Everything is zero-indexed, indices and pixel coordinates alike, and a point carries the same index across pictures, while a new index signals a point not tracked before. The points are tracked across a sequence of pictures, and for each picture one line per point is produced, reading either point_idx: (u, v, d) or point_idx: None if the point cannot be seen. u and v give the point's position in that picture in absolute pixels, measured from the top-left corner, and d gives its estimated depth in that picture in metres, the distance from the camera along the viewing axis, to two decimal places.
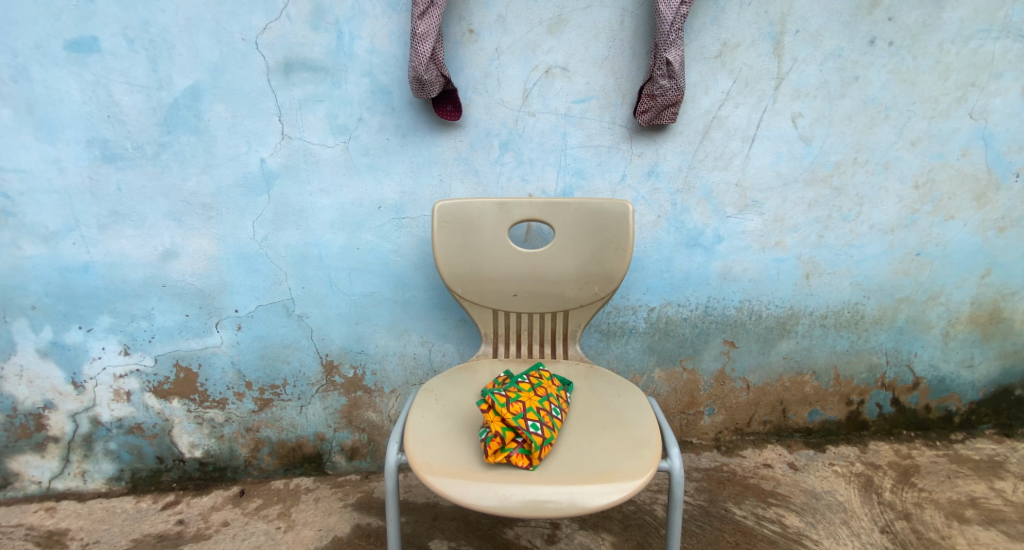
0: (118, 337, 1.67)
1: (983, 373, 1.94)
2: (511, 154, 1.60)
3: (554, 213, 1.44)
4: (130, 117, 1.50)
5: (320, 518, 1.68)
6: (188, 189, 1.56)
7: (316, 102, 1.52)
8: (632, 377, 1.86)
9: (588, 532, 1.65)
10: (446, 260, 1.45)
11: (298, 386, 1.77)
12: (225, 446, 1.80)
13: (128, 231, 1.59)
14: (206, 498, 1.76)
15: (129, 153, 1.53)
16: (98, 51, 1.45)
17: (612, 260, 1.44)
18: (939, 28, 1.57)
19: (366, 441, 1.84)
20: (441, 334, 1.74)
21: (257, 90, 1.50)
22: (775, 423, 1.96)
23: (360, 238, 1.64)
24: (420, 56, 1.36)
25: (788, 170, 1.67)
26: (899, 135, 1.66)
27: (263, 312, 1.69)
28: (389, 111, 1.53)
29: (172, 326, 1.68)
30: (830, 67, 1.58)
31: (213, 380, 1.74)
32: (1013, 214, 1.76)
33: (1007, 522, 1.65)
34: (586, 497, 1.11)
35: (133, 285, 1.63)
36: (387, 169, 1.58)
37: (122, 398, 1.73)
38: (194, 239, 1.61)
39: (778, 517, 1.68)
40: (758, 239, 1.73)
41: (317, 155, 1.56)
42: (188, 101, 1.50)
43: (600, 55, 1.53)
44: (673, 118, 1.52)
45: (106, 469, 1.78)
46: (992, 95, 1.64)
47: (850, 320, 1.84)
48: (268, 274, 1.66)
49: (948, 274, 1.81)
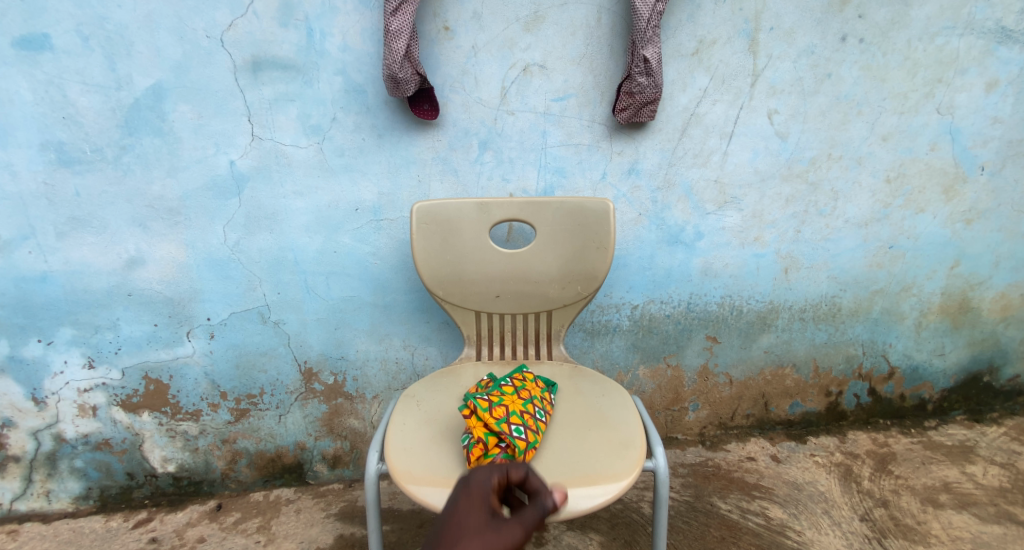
0: (81, 350, 1.60)
1: (953, 361, 1.99)
2: (491, 153, 1.57)
3: (535, 212, 1.42)
4: (88, 118, 1.43)
5: (303, 530, 1.64)
6: (153, 193, 1.50)
7: (286, 101, 1.47)
8: (617, 375, 1.86)
9: (576, 533, 1.64)
10: (425, 263, 1.42)
11: (276, 395, 1.72)
12: (200, 459, 1.74)
13: (89, 238, 1.51)
14: (180, 514, 1.70)
15: (87, 156, 1.45)
16: (50, 49, 1.38)
17: (595, 259, 1.43)
18: (908, 25, 1.60)
19: (349, 449, 1.80)
20: (423, 337, 1.71)
21: (224, 90, 1.45)
22: (757, 416, 1.98)
23: (337, 241, 1.59)
24: (395, 54, 1.32)
25: (765, 166, 1.68)
26: (871, 131, 1.68)
27: (237, 320, 1.63)
28: (364, 109, 1.49)
29: (140, 337, 1.61)
30: (804, 64, 1.60)
31: (185, 391, 1.68)
32: (980, 206, 1.80)
33: (978, 505, 1.69)
34: (571, 501, 1.09)
35: (96, 294, 1.56)
36: (363, 170, 1.54)
37: (87, 413, 1.65)
38: (161, 245, 1.54)
39: (762, 510, 1.70)
40: (738, 235, 1.74)
41: (290, 156, 1.51)
42: (151, 101, 1.44)
43: (578, 53, 1.51)
44: (652, 115, 1.51)
45: (73, 488, 1.70)
46: (958, 90, 1.67)
47: (828, 313, 1.87)
48: (241, 280, 1.60)
49: (919, 266, 1.85)
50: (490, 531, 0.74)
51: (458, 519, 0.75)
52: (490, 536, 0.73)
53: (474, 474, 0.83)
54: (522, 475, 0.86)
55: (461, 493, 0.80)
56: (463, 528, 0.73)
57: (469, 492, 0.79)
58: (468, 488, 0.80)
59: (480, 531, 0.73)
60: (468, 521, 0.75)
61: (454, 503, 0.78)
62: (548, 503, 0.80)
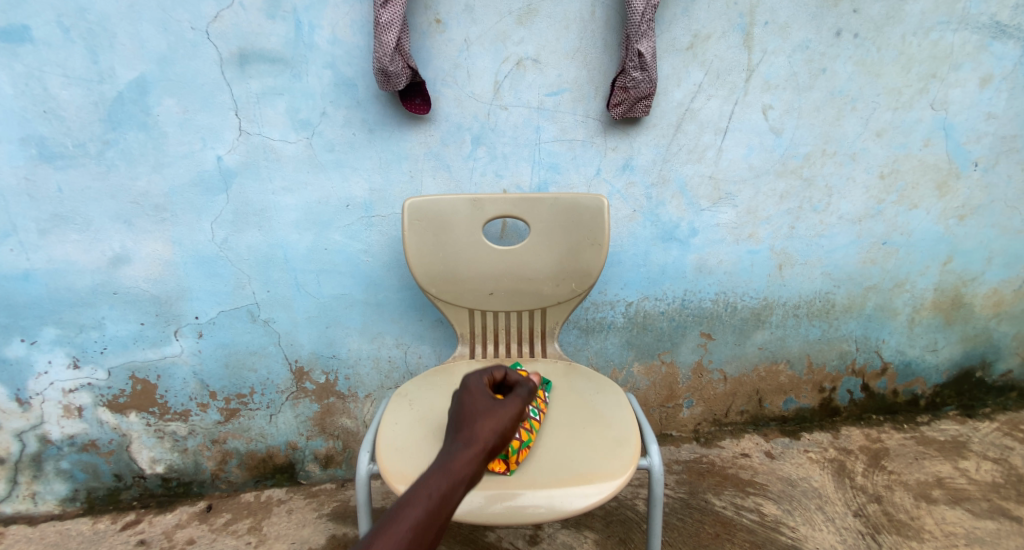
0: (65, 350, 1.57)
1: (946, 356, 1.99)
2: (484, 148, 1.55)
3: (528, 209, 1.40)
4: (69, 112, 1.40)
5: (294, 531, 1.61)
6: (138, 189, 1.47)
7: (274, 95, 1.45)
8: (612, 372, 1.85)
9: (570, 531, 1.62)
10: (418, 260, 1.40)
11: (266, 394, 1.70)
12: (189, 459, 1.72)
13: (72, 235, 1.48)
14: (169, 515, 1.68)
15: (69, 151, 1.42)
16: (30, 40, 1.34)
17: (589, 256, 1.41)
18: (902, 20, 1.59)
19: (341, 448, 1.78)
20: (417, 335, 1.69)
21: (210, 83, 1.42)
22: (751, 413, 1.97)
23: (328, 238, 1.57)
24: (385, 46, 1.30)
25: (759, 162, 1.67)
26: (865, 126, 1.68)
27: (226, 319, 1.61)
28: (354, 104, 1.47)
29: (127, 336, 1.58)
30: (798, 59, 1.58)
31: (174, 391, 1.65)
32: (973, 202, 1.80)
33: (971, 500, 1.68)
34: (565, 501, 1.08)
35: (81, 293, 1.53)
36: (354, 166, 1.52)
37: (73, 414, 1.62)
38: (147, 243, 1.52)
39: (756, 506, 1.69)
40: (732, 232, 1.73)
41: (278, 151, 1.49)
42: (135, 95, 1.41)
43: (571, 47, 1.49)
44: (646, 111, 1.49)
45: (59, 489, 1.68)
46: (952, 86, 1.67)
47: (822, 309, 1.86)
48: (229, 277, 1.57)
49: (912, 262, 1.84)
50: (498, 413, 0.94)
51: (469, 411, 0.95)
52: (499, 414, 0.94)
53: (468, 377, 1.03)
54: (503, 372, 1.09)
55: (463, 392, 1.00)
56: (475, 408, 0.95)
57: (469, 389, 0.99)
58: (467, 388, 1.00)
59: (491, 413, 0.94)
60: (478, 406, 0.95)
61: (461, 402, 0.97)
62: (530, 382, 1.06)
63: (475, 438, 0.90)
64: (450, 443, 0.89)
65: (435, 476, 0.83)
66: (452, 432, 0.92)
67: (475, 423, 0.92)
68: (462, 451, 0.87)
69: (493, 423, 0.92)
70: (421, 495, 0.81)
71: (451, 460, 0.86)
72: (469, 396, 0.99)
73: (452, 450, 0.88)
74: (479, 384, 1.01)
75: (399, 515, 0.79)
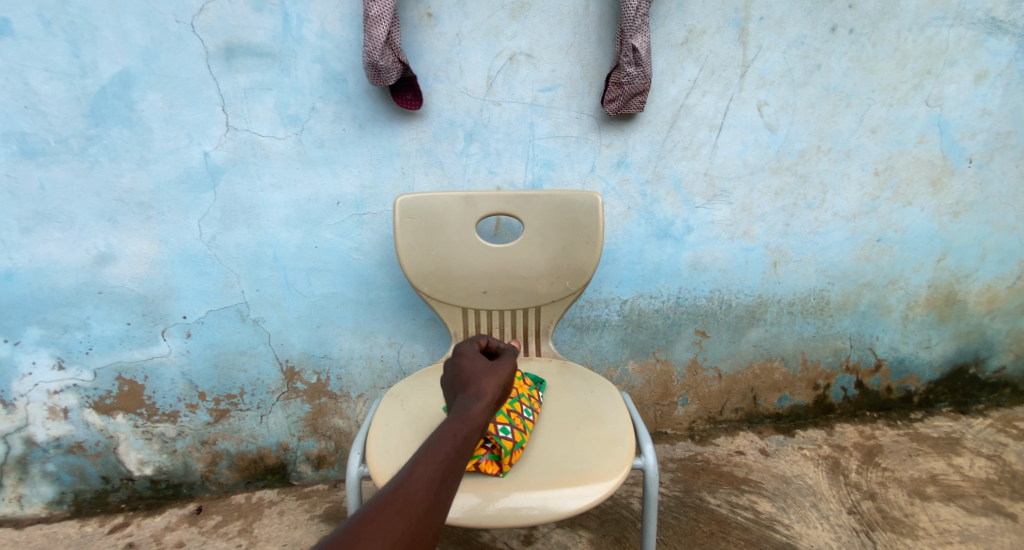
0: (50, 350, 1.54)
1: (939, 353, 1.99)
2: (477, 145, 1.53)
3: (522, 206, 1.38)
4: (51, 107, 1.37)
5: (285, 532, 1.59)
6: (123, 186, 1.44)
7: (262, 90, 1.42)
8: (607, 370, 1.83)
9: (565, 530, 1.61)
10: (410, 258, 1.38)
11: (257, 395, 1.67)
12: (178, 461, 1.69)
13: (56, 233, 1.45)
14: (159, 518, 1.65)
15: (51, 147, 1.39)
16: (10, 34, 1.31)
17: (583, 253, 1.39)
18: (897, 16, 1.58)
19: (333, 448, 1.76)
20: (410, 334, 1.67)
21: (196, 78, 1.40)
22: (746, 410, 1.97)
23: (318, 236, 1.55)
24: (375, 40, 1.28)
25: (754, 159, 1.65)
26: (860, 123, 1.67)
27: (215, 318, 1.58)
28: (344, 99, 1.44)
29: (113, 336, 1.55)
30: (794, 54, 1.57)
31: (162, 392, 1.62)
32: (966, 199, 1.80)
33: (965, 497, 1.68)
34: (559, 502, 1.06)
35: (65, 292, 1.50)
36: (345, 162, 1.49)
37: (58, 416, 1.59)
38: (133, 241, 1.49)
39: (750, 504, 1.68)
40: (727, 229, 1.71)
41: (266, 147, 1.46)
42: (118, 90, 1.38)
43: (565, 42, 1.48)
44: (641, 107, 1.48)
45: (46, 492, 1.65)
46: (946, 82, 1.66)
47: (816, 306, 1.86)
48: (218, 276, 1.55)
49: (906, 259, 1.84)
50: (499, 370, 0.98)
51: (470, 371, 0.98)
52: (500, 370, 0.98)
53: (460, 345, 1.06)
54: (487, 339, 1.12)
55: (458, 356, 1.03)
56: (476, 368, 0.99)
57: (464, 353, 1.03)
58: (461, 353, 1.03)
59: (493, 370, 0.98)
60: (478, 368, 0.99)
61: (459, 364, 1.01)
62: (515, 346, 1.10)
63: (482, 391, 0.94)
64: (461, 397, 0.93)
65: (454, 423, 0.88)
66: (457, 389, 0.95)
67: (480, 379, 0.96)
68: (475, 403, 0.91)
69: (496, 378, 0.97)
70: (444, 440, 0.85)
71: (466, 410, 0.90)
72: (466, 361, 1.01)
73: (465, 402, 0.92)
74: (473, 353, 1.03)
75: (427, 458, 0.83)
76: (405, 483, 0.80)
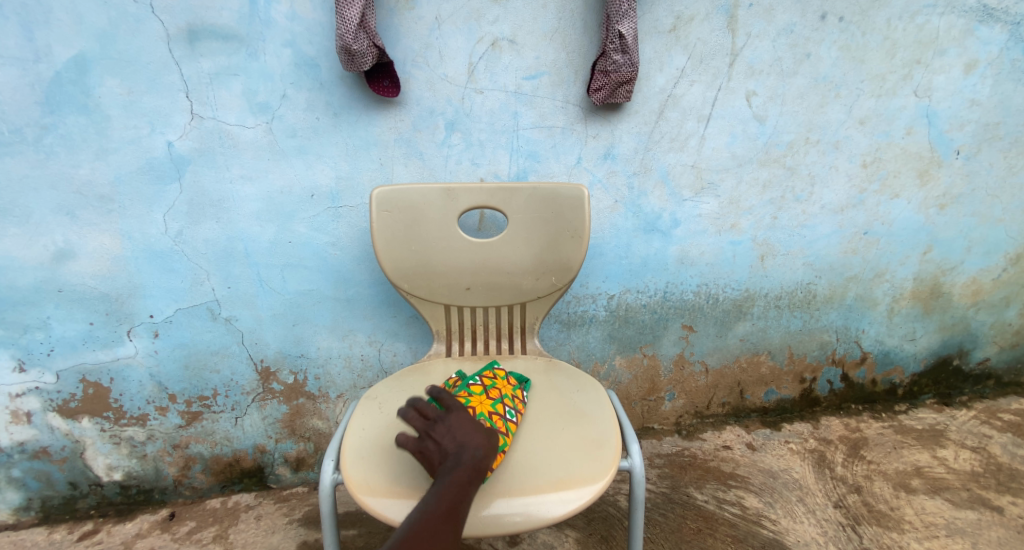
0: (10, 352, 1.46)
1: (925, 346, 1.98)
2: (458, 135, 1.48)
3: (505, 199, 1.33)
4: (3, 94, 1.29)
5: (262, 537, 1.54)
6: (82, 178, 1.37)
7: (229, 76, 1.35)
8: (594, 366, 1.79)
9: (551, 530, 1.57)
10: (388, 254, 1.33)
11: (230, 396, 1.61)
12: (149, 465, 1.63)
13: (11, 228, 1.38)
14: (130, 524, 1.59)
15: (4, 137, 1.32)
16: None
17: (569, 248, 1.35)
18: (888, 4, 1.55)
19: (312, 450, 1.70)
20: (390, 332, 1.62)
21: (157, 63, 1.33)
22: (733, 404, 1.94)
23: (292, 230, 1.49)
24: (348, 23, 1.22)
25: (742, 151, 1.62)
26: (848, 114, 1.64)
27: (184, 317, 1.52)
28: (317, 86, 1.38)
29: (75, 337, 1.48)
30: (783, 43, 1.54)
31: (129, 394, 1.56)
32: (954, 191, 1.78)
33: (951, 490, 1.67)
34: (540, 508, 1.02)
35: (23, 291, 1.42)
36: (319, 153, 1.43)
37: (20, 420, 1.52)
38: (94, 236, 1.42)
39: (737, 499, 1.65)
40: (714, 222, 1.68)
41: (235, 137, 1.40)
42: (74, 75, 1.30)
43: (549, 27, 1.43)
44: (628, 96, 1.43)
45: (11, 499, 1.58)
46: (936, 72, 1.63)
47: (803, 300, 1.83)
48: (186, 273, 1.48)
49: (893, 252, 1.82)
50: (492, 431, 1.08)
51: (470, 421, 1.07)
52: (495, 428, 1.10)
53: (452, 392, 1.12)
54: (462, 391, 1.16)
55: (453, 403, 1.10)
56: (472, 420, 1.07)
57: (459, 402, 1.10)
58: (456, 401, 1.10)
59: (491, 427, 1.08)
60: (474, 421, 1.07)
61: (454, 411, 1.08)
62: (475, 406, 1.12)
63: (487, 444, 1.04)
64: (465, 446, 1.02)
65: (466, 470, 0.98)
66: (456, 437, 1.03)
67: (478, 433, 1.05)
68: (483, 454, 1.02)
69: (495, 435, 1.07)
70: (460, 485, 0.97)
71: (477, 460, 1.01)
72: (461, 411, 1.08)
73: (471, 451, 1.01)
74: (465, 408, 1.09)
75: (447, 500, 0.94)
76: (428, 519, 0.92)
